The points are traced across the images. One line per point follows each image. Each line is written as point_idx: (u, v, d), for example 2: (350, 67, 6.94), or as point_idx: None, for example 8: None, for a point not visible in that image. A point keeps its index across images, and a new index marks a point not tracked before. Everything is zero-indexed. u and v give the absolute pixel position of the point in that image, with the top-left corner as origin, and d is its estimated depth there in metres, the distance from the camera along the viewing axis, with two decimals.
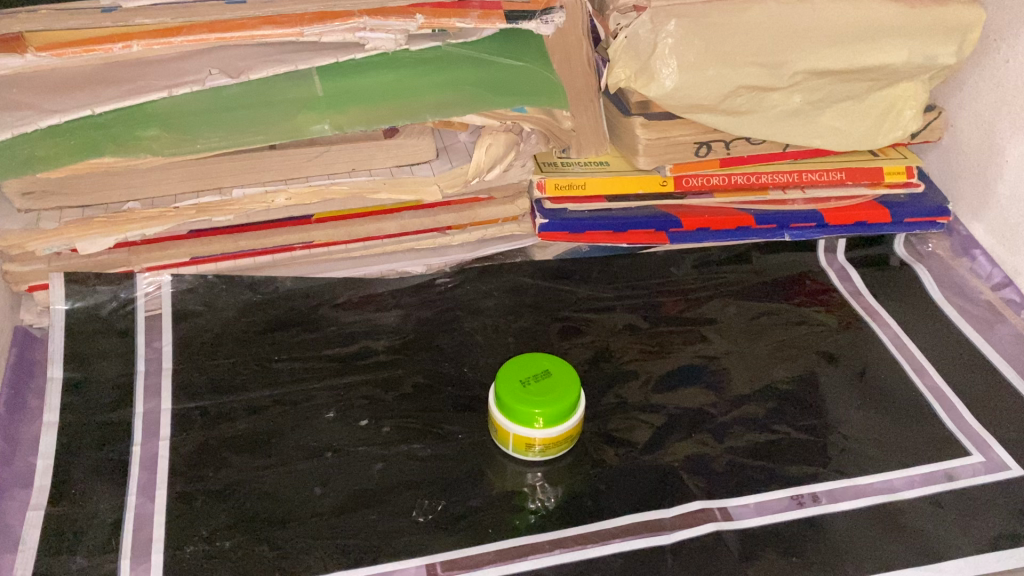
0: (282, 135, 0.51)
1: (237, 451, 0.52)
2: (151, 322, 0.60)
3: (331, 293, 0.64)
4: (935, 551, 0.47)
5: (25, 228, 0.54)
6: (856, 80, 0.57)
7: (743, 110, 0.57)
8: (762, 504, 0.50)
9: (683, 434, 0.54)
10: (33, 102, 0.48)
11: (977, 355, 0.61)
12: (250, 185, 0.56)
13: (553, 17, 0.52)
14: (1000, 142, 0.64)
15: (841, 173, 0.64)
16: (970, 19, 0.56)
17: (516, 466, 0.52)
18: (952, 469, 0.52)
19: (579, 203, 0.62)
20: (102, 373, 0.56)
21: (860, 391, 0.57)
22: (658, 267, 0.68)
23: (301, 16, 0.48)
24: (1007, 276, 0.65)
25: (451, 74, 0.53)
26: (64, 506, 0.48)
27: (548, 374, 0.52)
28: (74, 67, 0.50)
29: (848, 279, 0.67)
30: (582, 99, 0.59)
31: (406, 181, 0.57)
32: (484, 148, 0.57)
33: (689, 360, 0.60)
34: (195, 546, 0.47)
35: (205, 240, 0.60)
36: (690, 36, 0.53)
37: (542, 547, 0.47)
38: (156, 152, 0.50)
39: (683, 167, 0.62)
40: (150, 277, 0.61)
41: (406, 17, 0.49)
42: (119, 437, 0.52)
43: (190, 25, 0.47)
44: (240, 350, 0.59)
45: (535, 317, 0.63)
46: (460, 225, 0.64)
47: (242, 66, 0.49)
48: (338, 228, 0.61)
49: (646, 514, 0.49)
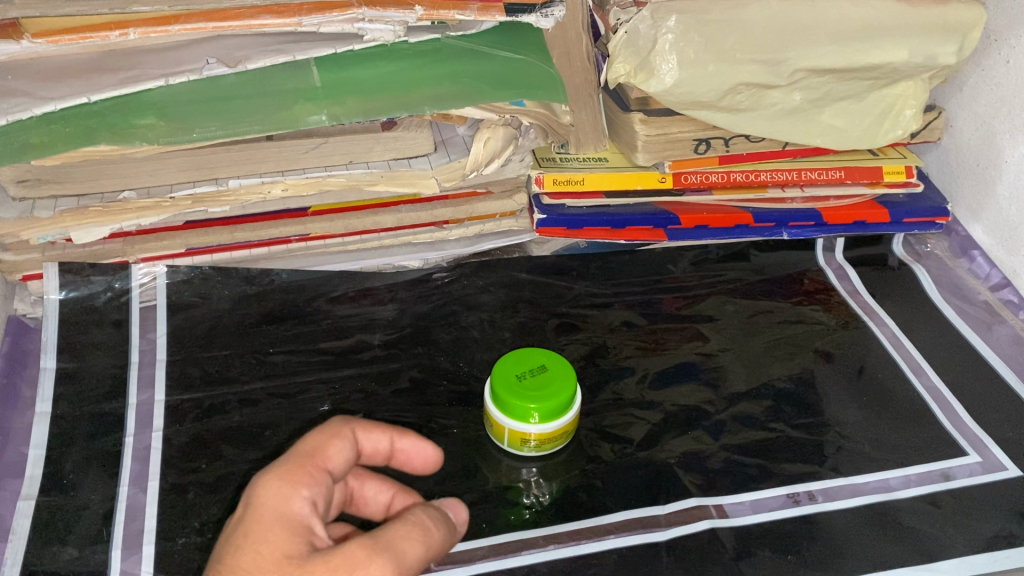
0: (281, 125, 0.50)
1: (231, 442, 0.52)
2: (146, 314, 0.59)
3: (327, 287, 0.64)
4: (931, 551, 0.47)
5: (20, 217, 0.53)
6: (856, 79, 0.57)
7: (743, 107, 0.57)
8: (758, 501, 0.49)
9: (680, 431, 0.54)
10: (29, 89, 0.48)
11: (974, 355, 0.60)
12: (246, 177, 0.55)
13: (553, 11, 0.51)
14: (1000, 143, 0.63)
15: (841, 172, 0.64)
16: (971, 18, 0.56)
17: (511, 462, 0.52)
18: (948, 469, 0.52)
19: (578, 199, 0.62)
20: (96, 364, 0.55)
21: (857, 389, 0.57)
22: (656, 265, 0.68)
23: (299, 7, 0.48)
24: (1005, 277, 0.65)
25: (451, 65, 0.53)
26: (56, 496, 0.48)
27: (544, 369, 0.51)
28: (70, 55, 0.50)
29: (845, 278, 0.67)
30: (581, 95, 0.58)
31: (404, 175, 0.58)
32: (482, 142, 0.57)
33: (686, 357, 0.59)
34: (187, 538, 0.46)
35: (199, 231, 0.59)
36: (690, 32, 0.52)
37: (536, 542, 0.47)
38: (152, 141, 0.49)
39: (683, 164, 0.61)
40: (145, 268, 0.60)
41: (406, 8, 0.48)
42: (114, 428, 0.52)
43: (188, 13, 0.47)
44: (236, 342, 0.59)
45: (532, 313, 0.63)
46: (458, 220, 0.64)
47: (239, 56, 0.49)
48: (335, 221, 0.60)
49: (640, 510, 0.49)
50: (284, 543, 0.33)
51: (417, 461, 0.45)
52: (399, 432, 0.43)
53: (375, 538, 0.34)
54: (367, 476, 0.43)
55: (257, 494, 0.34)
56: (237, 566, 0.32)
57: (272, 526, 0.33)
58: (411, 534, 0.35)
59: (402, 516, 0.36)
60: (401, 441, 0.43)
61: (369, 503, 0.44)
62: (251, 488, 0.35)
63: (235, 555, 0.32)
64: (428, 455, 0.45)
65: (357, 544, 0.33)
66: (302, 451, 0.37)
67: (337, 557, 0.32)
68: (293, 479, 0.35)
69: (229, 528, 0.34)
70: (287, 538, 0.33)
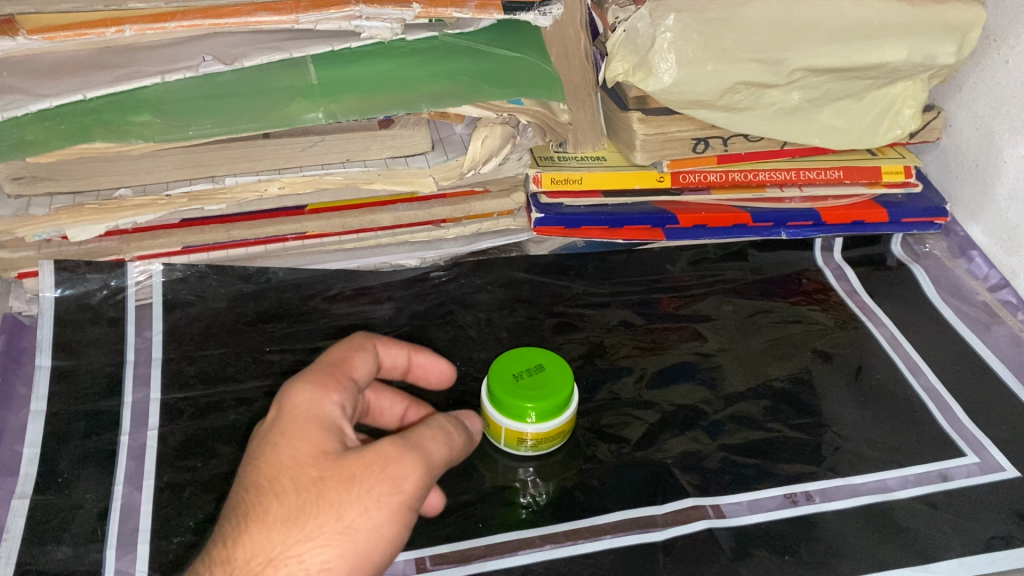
0: (277, 123, 0.50)
1: (226, 441, 0.52)
2: (141, 312, 0.59)
3: (324, 285, 0.64)
4: (929, 552, 0.46)
5: (15, 215, 0.53)
6: (855, 79, 0.57)
7: (742, 106, 0.57)
8: (756, 502, 0.49)
9: (678, 430, 0.54)
10: (24, 86, 0.47)
11: (972, 356, 0.60)
12: (243, 174, 0.55)
13: (552, 8, 0.51)
14: (999, 143, 0.63)
15: (839, 171, 0.64)
16: (970, 18, 0.56)
17: (508, 461, 0.52)
18: (946, 469, 0.51)
19: (576, 198, 0.62)
20: (91, 362, 0.55)
21: (854, 389, 0.57)
22: (654, 264, 0.68)
23: (296, 4, 0.48)
24: (1004, 278, 0.65)
25: (448, 64, 0.52)
26: (51, 495, 0.48)
27: (541, 369, 0.51)
28: (66, 51, 0.49)
29: (844, 278, 0.67)
30: (580, 93, 0.58)
31: (401, 173, 0.57)
32: (480, 140, 0.56)
33: (683, 357, 0.59)
34: (182, 536, 0.46)
35: (196, 229, 0.59)
36: (689, 30, 0.52)
37: (533, 542, 0.47)
38: (147, 138, 0.49)
39: (681, 163, 0.61)
40: (141, 266, 0.60)
41: (403, 5, 0.48)
42: (109, 426, 0.52)
43: (184, 11, 0.47)
44: (232, 341, 0.58)
45: (529, 312, 0.63)
46: (455, 218, 0.63)
47: (236, 53, 0.49)
48: (331, 220, 0.60)
49: (637, 511, 0.49)
50: (320, 440, 0.35)
51: (433, 375, 0.48)
52: (416, 348, 0.46)
53: (405, 437, 0.37)
54: (384, 389, 0.46)
55: (290, 398, 0.37)
56: (278, 460, 0.35)
57: (307, 425, 0.36)
58: (436, 436, 0.38)
59: (426, 422, 0.39)
60: (418, 357, 0.46)
61: (385, 414, 0.47)
62: (283, 392, 0.37)
63: (274, 450, 0.35)
64: (442, 369, 0.48)
65: (389, 443, 0.36)
66: (330, 361, 0.39)
67: (371, 452, 0.35)
68: (323, 384, 0.37)
69: (262, 427, 0.37)
70: (322, 435, 0.36)
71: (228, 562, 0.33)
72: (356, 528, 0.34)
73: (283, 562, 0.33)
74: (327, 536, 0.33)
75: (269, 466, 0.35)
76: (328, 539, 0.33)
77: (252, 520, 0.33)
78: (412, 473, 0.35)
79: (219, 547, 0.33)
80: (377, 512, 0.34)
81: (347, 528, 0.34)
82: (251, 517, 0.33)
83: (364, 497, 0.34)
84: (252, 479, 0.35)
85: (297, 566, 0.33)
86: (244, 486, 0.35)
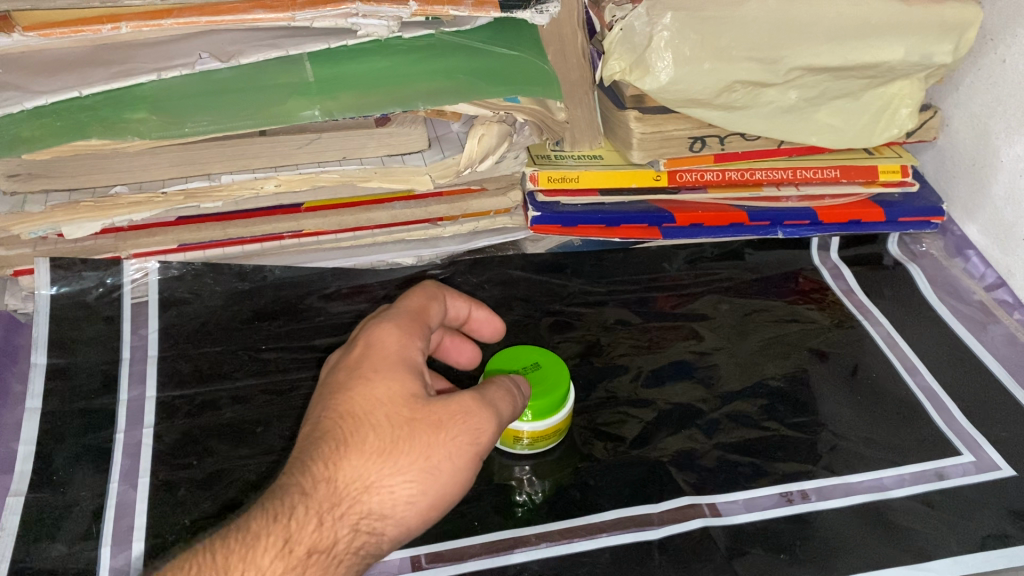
0: (271, 120, 0.50)
1: (222, 438, 0.52)
2: (138, 310, 0.59)
3: (320, 283, 0.64)
4: (924, 551, 0.46)
5: (11, 212, 0.53)
6: (852, 78, 0.57)
7: (738, 105, 0.57)
8: (752, 500, 0.49)
9: (673, 429, 0.54)
10: (19, 83, 0.47)
11: (969, 355, 0.60)
12: (239, 172, 0.55)
13: (548, 7, 0.51)
14: (996, 143, 0.63)
15: (836, 171, 0.64)
16: (970, 17, 0.55)
17: (505, 459, 0.52)
18: (942, 468, 0.52)
19: (572, 196, 0.62)
20: (87, 360, 0.55)
21: (850, 388, 0.57)
22: (651, 262, 0.68)
23: (292, 2, 0.48)
24: (1000, 277, 0.65)
25: (444, 62, 0.52)
26: (46, 492, 0.48)
27: (538, 365, 0.51)
28: (62, 48, 0.49)
29: (841, 277, 0.67)
30: (577, 91, 0.57)
31: (397, 171, 0.57)
32: (477, 139, 0.56)
33: (680, 355, 0.59)
34: (177, 534, 0.46)
35: (193, 227, 0.59)
36: (686, 29, 0.52)
37: (529, 540, 0.47)
38: (144, 135, 0.49)
39: (677, 162, 0.61)
40: (138, 263, 0.60)
41: (399, 4, 0.48)
42: (104, 424, 0.51)
43: (180, 8, 0.47)
44: (228, 339, 0.58)
45: (526, 310, 0.63)
46: (452, 216, 0.63)
47: (232, 51, 0.49)
48: (327, 218, 0.60)
49: (633, 509, 0.49)
50: (409, 383, 0.38)
51: (484, 330, 0.52)
52: (476, 303, 0.50)
53: (480, 394, 0.40)
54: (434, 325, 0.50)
55: (381, 343, 0.40)
56: (371, 395, 0.38)
57: (397, 367, 0.39)
58: (503, 397, 0.42)
59: (492, 381, 0.43)
60: (477, 312, 0.50)
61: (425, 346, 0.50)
62: (375, 336, 0.40)
63: (368, 386, 0.38)
64: (495, 327, 0.52)
65: (468, 396, 0.39)
66: (414, 314, 0.42)
67: (454, 403, 0.38)
68: (407, 332, 0.40)
69: (351, 361, 0.39)
70: (409, 378, 0.38)
71: (331, 480, 0.35)
72: (440, 469, 0.37)
73: (376, 490, 0.36)
74: (415, 473, 0.37)
75: (363, 400, 0.37)
76: (416, 475, 0.36)
77: (350, 447, 0.36)
78: (488, 427, 0.39)
79: (317, 465, 0.36)
80: (457, 458, 0.37)
81: (432, 468, 0.37)
82: (349, 444, 0.36)
83: (449, 441, 0.37)
84: (347, 410, 0.37)
85: (388, 494, 0.36)
86: (339, 414, 0.37)
